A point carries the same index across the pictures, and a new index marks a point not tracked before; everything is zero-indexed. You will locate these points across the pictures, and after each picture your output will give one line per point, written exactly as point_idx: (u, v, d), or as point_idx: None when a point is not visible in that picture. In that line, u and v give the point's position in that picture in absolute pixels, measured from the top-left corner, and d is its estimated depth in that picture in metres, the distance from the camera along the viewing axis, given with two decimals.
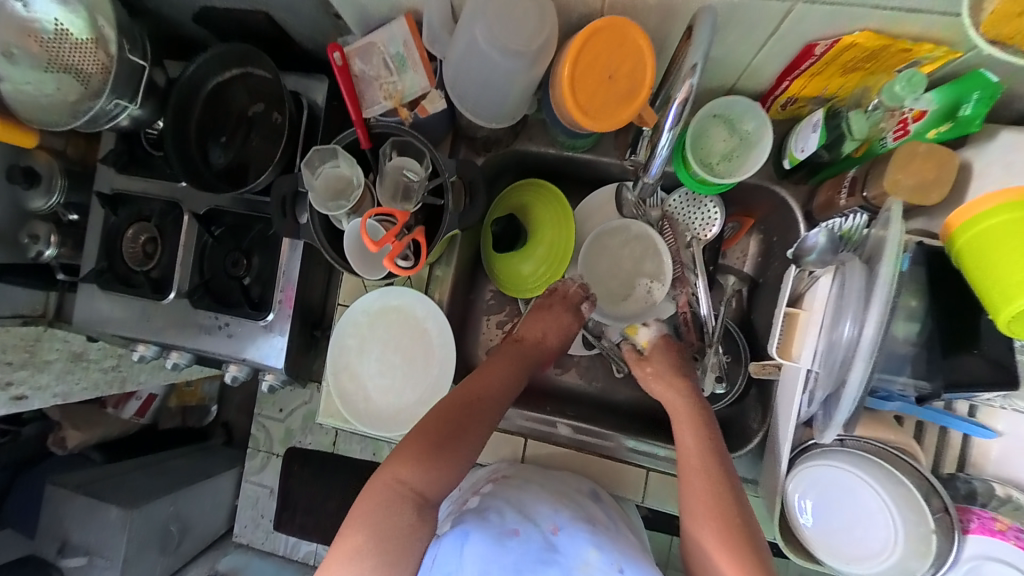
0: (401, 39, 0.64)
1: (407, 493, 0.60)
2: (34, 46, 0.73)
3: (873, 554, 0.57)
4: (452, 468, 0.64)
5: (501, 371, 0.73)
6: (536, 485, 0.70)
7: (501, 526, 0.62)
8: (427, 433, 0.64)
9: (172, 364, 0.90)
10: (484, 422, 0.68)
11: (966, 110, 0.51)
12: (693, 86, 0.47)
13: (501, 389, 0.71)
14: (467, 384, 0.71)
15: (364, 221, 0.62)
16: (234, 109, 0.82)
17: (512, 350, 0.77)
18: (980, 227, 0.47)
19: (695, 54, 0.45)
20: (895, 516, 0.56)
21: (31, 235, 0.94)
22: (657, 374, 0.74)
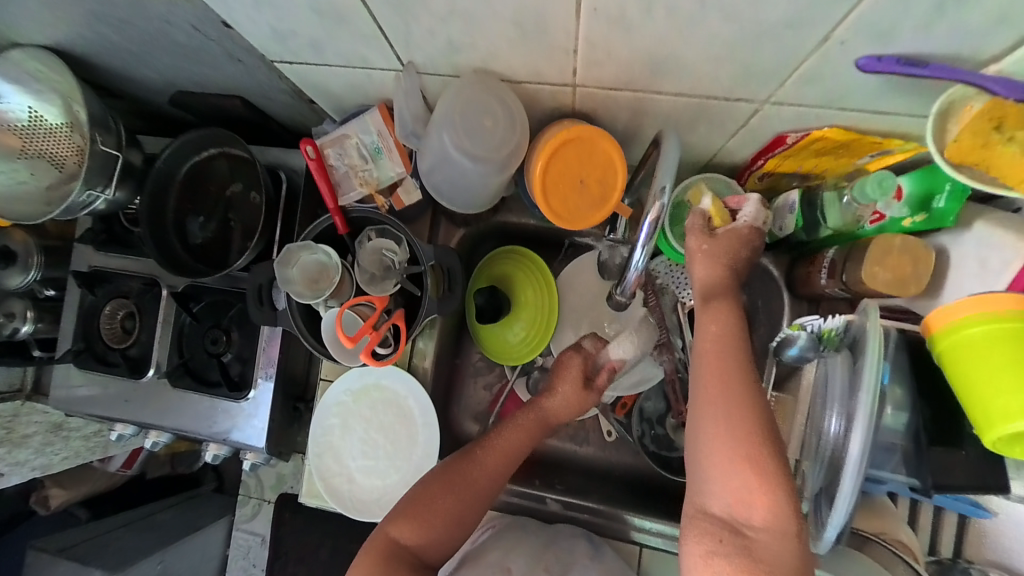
0: (375, 129, 0.64)
1: (405, 552, 0.63)
2: (8, 136, 0.73)
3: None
4: (451, 534, 0.65)
5: (513, 439, 0.70)
6: (532, 533, 0.73)
7: (495, 565, 0.67)
8: (430, 497, 0.65)
9: (152, 443, 0.89)
10: (487, 493, 0.68)
11: (940, 202, 0.50)
12: (663, 207, 0.46)
13: (506, 460, 0.69)
14: (475, 450, 0.69)
15: (339, 315, 0.61)
16: (212, 189, 0.80)
17: (528, 414, 0.72)
18: (959, 337, 0.44)
19: (665, 177, 0.46)
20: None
21: (6, 313, 0.93)
22: (710, 256, 0.56)
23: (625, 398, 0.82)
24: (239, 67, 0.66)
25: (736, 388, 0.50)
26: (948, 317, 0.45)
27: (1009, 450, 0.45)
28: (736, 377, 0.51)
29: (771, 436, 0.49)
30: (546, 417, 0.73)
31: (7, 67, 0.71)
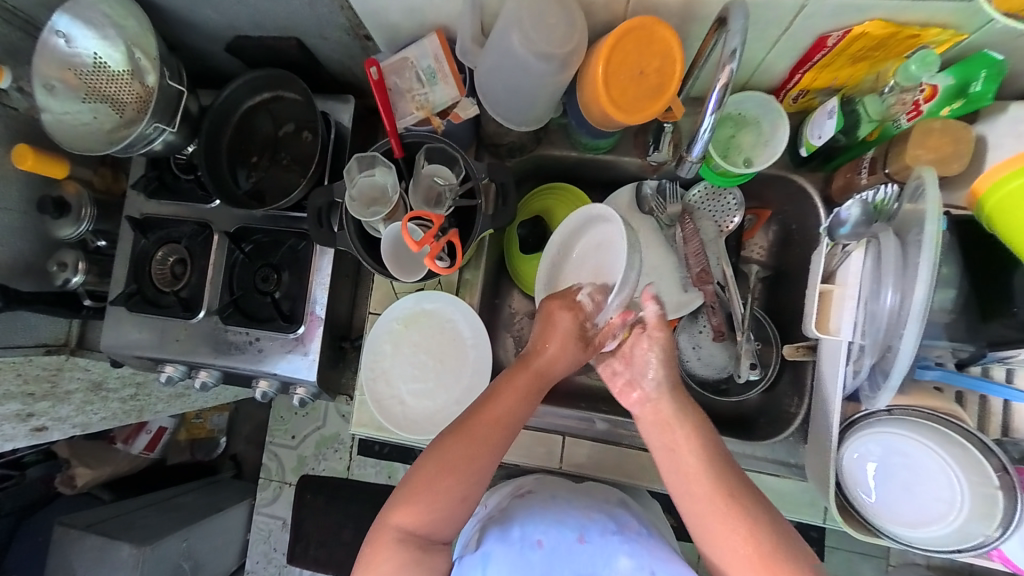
0: (432, 54, 0.68)
1: (412, 539, 0.58)
2: (73, 79, 0.77)
3: (939, 516, 0.58)
4: (457, 511, 0.60)
5: (507, 401, 0.63)
6: (563, 499, 0.67)
7: (525, 540, 0.61)
8: (426, 481, 0.59)
9: (200, 384, 0.91)
10: (486, 465, 0.60)
11: (975, 86, 0.55)
12: (732, 72, 0.50)
13: (502, 426, 0.62)
14: (466, 422, 0.62)
15: (405, 223, 0.64)
16: (264, 132, 0.85)
17: (522, 371, 0.66)
18: (1003, 190, 0.51)
19: (733, 39, 0.48)
20: (957, 475, 0.58)
21: (59, 263, 0.94)
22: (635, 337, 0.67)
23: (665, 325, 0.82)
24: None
25: (680, 421, 0.60)
26: (990, 178, 0.52)
27: None
28: (694, 424, 0.59)
29: (748, 490, 0.55)
30: (541, 370, 0.66)
31: (81, 12, 0.75)
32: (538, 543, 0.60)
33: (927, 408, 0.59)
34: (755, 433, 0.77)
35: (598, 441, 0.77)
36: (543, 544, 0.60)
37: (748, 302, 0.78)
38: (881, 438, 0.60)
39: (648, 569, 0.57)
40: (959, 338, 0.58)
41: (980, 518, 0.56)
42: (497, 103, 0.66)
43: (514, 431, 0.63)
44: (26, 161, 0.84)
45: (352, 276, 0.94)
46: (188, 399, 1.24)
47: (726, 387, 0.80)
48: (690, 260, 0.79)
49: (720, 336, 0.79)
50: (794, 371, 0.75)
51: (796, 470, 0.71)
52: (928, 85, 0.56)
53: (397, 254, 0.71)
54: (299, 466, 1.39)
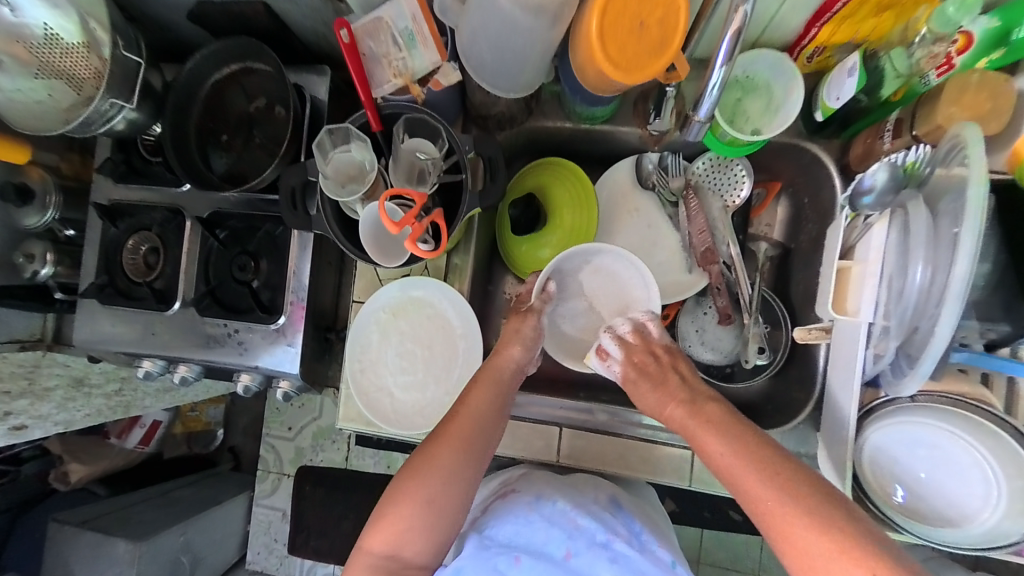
0: (409, 14, 0.62)
1: (384, 562, 0.54)
2: (23, 54, 0.68)
3: (971, 513, 0.54)
4: (430, 524, 0.55)
5: (472, 402, 0.60)
6: (548, 500, 0.63)
7: (507, 552, 0.58)
8: (395, 497, 0.56)
9: (180, 379, 0.86)
10: (457, 473, 0.56)
11: (1019, 33, 0.49)
12: (746, 15, 0.44)
13: (471, 425, 0.58)
14: (436, 431, 0.59)
15: (381, 203, 0.59)
16: (235, 109, 0.79)
17: (485, 372, 0.63)
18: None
19: None
20: (992, 469, 0.53)
21: (26, 255, 0.89)
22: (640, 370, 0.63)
23: (666, 309, 0.78)
24: None
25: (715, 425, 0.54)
26: None
27: None
28: (725, 421, 0.53)
29: (801, 475, 0.47)
30: (501, 372, 0.63)
31: None
32: (517, 559, 0.57)
33: (954, 394, 0.55)
34: (762, 421, 0.73)
35: (598, 433, 0.73)
36: (521, 561, 0.57)
37: (757, 283, 0.73)
38: (899, 428, 0.56)
39: None
40: (991, 318, 0.53)
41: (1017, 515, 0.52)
42: (481, 68, 0.59)
43: (488, 437, 0.59)
44: None
45: (336, 263, 0.88)
46: (176, 393, 1.21)
47: (731, 372, 0.76)
48: (695, 240, 0.74)
49: (728, 319, 0.74)
50: (805, 354, 0.70)
51: (807, 459, 0.67)
52: (962, 33, 0.50)
53: (378, 238, 0.65)
54: (297, 458, 1.36)
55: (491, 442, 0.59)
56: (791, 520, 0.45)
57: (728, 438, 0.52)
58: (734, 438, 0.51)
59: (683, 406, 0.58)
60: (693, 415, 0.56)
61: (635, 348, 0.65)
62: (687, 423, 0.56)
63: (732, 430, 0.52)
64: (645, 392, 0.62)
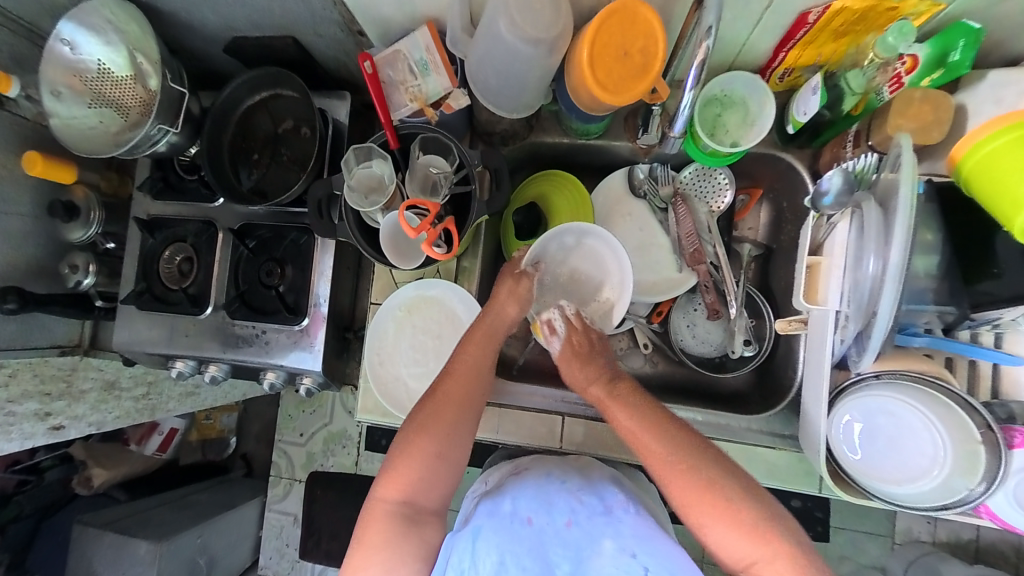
0: (424, 45, 0.71)
1: (401, 509, 0.60)
2: (79, 85, 0.79)
3: (923, 472, 0.60)
4: (437, 473, 0.62)
5: (467, 358, 0.67)
6: (556, 479, 0.68)
7: (517, 515, 0.62)
8: (404, 452, 0.62)
9: (209, 378, 0.93)
10: (457, 425, 0.63)
11: (954, 56, 0.56)
12: (709, 48, 0.51)
13: (469, 382, 0.66)
14: (435, 390, 0.65)
15: (400, 212, 0.67)
16: (265, 130, 0.88)
17: (478, 329, 0.70)
18: (982, 153, 0.52)
19: (709, 16, 0.49)
20: (941, 432, 0.59)
21: (70, 265, 0.97)
22: (572, 351, 0.70)
23: (660, 305, 0.84)
24: None
25: (634, 407, 0.60)
26: (969, 142, 0.53)
27: None
28: (634, 398, 0.62)
29: (713, 455, 0.55)
30: (494, 328, 0.70)
31: (83, 17, 0.76)
32: (527, 520, 0.61)
33: (915, 371, 0.61)
34: (749, 407, 0.79)
35: (596, 419, 0.79)
36: (532, 523, 0.61)
37: (740, 279, 0.79)
38: (865, 400, 0.62)
39: (629, 552, 0.55)
40: (945, 303, 0.60)
41: (964, 473, 0.58)
42: (488, 90, 0.68)
43: (482, 395, 0.66)
44: (36, 167, 0.86)
45: (354, 268, 0.96)
46: (198, 398, 1.26)
47: (722, 362, 0.82)
48: (684, 242, 0.81)
49: (716, 314, 0.81)
50: (787, 345, 0.77)
51: (792, 441, 0.72)
52: (909, 56, 0.57)
53: (396, 241, 0.73)
54: (308, 463, 1.42)
55: (484, 393, 0.67)
56: (666, 467, 0.55)
57: (629, 410, 0.60)
58: (639, 411, 0.60)
59: (601, 385, 0.65)
60: (608, 394, 0.63)
61: (570, 330, 0.72)
62: (601, 396, 0.64)
63: (634, 403, 0.61)
64: (575, 367, 0.68)
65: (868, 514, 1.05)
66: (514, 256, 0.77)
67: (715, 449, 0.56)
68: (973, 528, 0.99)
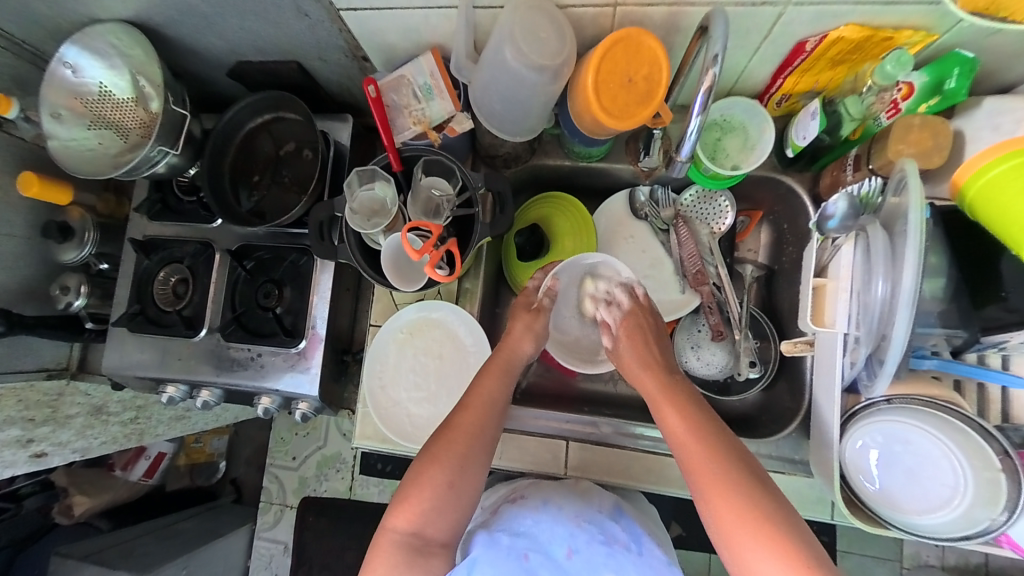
0: (428, 71, 0.72)
1: (408, 540, 0.57)
2: (79, 107, 0.79)
3: (942, 502, 0.59)
4: (448, 503, 0.58)
5: (486, 386, 0.65)
6: (555, 507, 0.65)
7: (513, 548, 0.60)
8: (416, 479, 0.59)
9: (201, 404, 0.90)
10: (475, 458, 0.61)
11: (950, 83, 0.58)
12: (715, 75, 0.51)
13: (482, 412, 0.63)
14: (451, 417, 0.63)
15: (403, 234, 0.66)
16: (265, 152, 0.87)
17: (495, 358, 0.69)
18: (985, 178, 0.52)
19: (715, 45, 0.50)
20: (960, 460, 0.58)
21: (62, 287, 0.94)
22: (636, 343, 0.69)
23: (663, 327, 0.83)
24: (305, 23, 0.71)
25: (683, 408, 0.59)
26: (970, 168, 0.53)
27: None
28: (686, 400, 0.60)
29: (739, 456, 0.54)
30: (510, 358, 0.69)
31: (88, 42, 0.77)
32: (524, 555, 0.59)
33: (929, 396, 0.60)
34: (757, 431, 0.77)
35: (601, 445, 0.77)
36: (529, 558, 0.59)
37: (745, 301, 0.79)
38: (881, 426, 0.61)
39: None
40: (952, 326, 0.60)
41: (985, 503, 0.57)
42: (492, 115, 0.68)
43: (495, 427, 0.63)
44: (31, 188, 0.85)
45: (353, 289, 0.94)
46: (188, 422, 1.22)
47: (727, 384, 0.81)
48: (686, 263, 0.81)
49: (719, 335, 0.80)
50: (792, 367, 0.76)
51: (802, 467, 0.71)
52: (905, 83, 0.59)
53: (398, 263, 0.72)
54: (301, 488, 1.38)
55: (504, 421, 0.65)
56: (710, 474, 0.53)
57: (683, 412, 0.59)
58: (692, 414, 0.58)
59: (654, 376, 0.65)
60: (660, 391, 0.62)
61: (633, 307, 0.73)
62: (654, 393, 0.63)
63: (688, 407, 0.59)
64: (641, 351, 0.68)
65: (875, 538, 1.04)
66: (528, 286, 0.77)
67: (757, 464, 0.54)
68: (981, 552, 0.97)
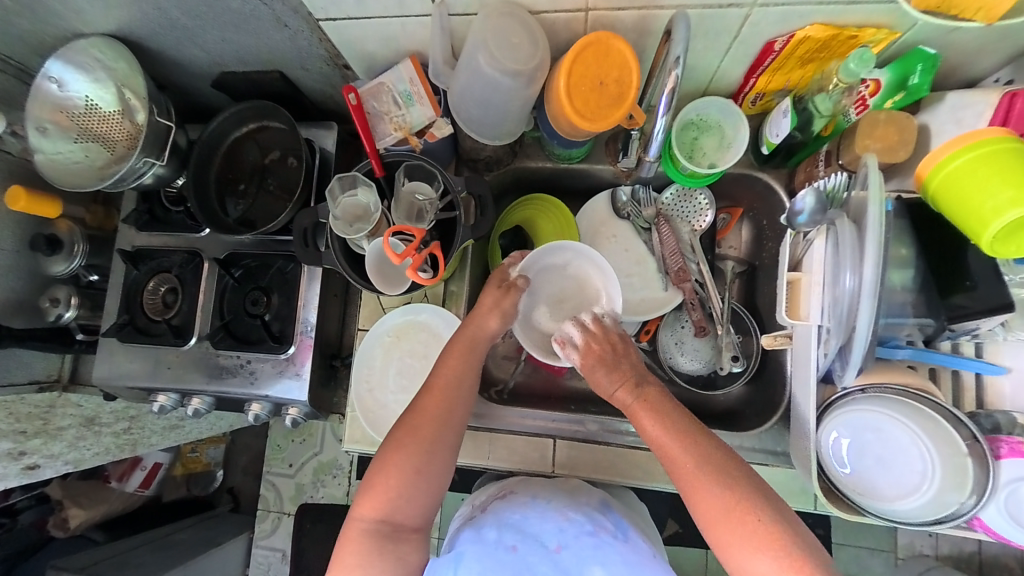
0: (407, 78, 0.73)
1: (377, 527, 0.58)
2: (65, 121, 0.80)
3: (913, 487, 0.60)
4: (415, 489, 0.59)
5: (450, 368, 0.65)
6: (544, 501, 0.67)
7: (501, 542, 0.61)
8: (382, 467, 0.60)
9: (192, 412, 0.90)
10: (440, 442, 0.61)
11: (914, 79, 0.59)
12: (677, 78, 0.53)
13: (448, 395, 0.64)
14: (417, 403, 0.64)
15: (384, 238, 0.67)
16: (251, 161, 0.89)
17: (460, 340, 0.69)
18: (947, 170, 0.54)
19: (677, 48, 0.52)
20: (929, 447, 0.59)
21: (51, 299, 0.95)
22: (603, 362, 0.65)
23: (648, 324, 0.84)
24: (286, 34, 0.72)
25: (666, 418, 0.58)
26: (933, 161, 0.55)
27: (1004, 251, 0.52)
28: (665, 408, 0.59)
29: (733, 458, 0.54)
30: (476, 339, 0.69)
31: (72, 56, 0.78)
32: (512, 547, 0.59)
33: (901, 385, 0.61)
34: (741, 425, 0.78)
35: (587, 442, 0.78)
36: (518, 549, 0.59)
37: (725, 296, 0.81)
38: (854, 415, 0.62)
39: None
40: (924, 315, 0.61)
41: (955, 488, 0.58)
42: (470, 120, 0.69)
43: (463, 412, 0.64)
44: (20, 202, 0.85)
45: (341, 294, 0.95)
46: (182, 431, 1.22)
47: (712, 379, 0.82)
48: (669, 260, 0.82)
49: (703, 331, 0.81)
50: (774, 361, 0.77)
51: (785, 458, 0.72)
52: (872, 80, 0.60)
53: (382, 268, 0.73)
54: (296, 496, 1.38)
55: (470, 401, 0.65)
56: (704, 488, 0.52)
57: (660, 419, 0.58)
58: (675, 421, 0.57)
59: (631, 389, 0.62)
60: (637, 401, 0.60)
61: (587, 339, 0.67)
62: (629, 403, 0.61)
63: (669, 415, 0.58)
64: (600, 375, 0.64)
65: (867, 529, 1.05)
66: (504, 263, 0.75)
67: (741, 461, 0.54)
68: (974, 540, 0.98)
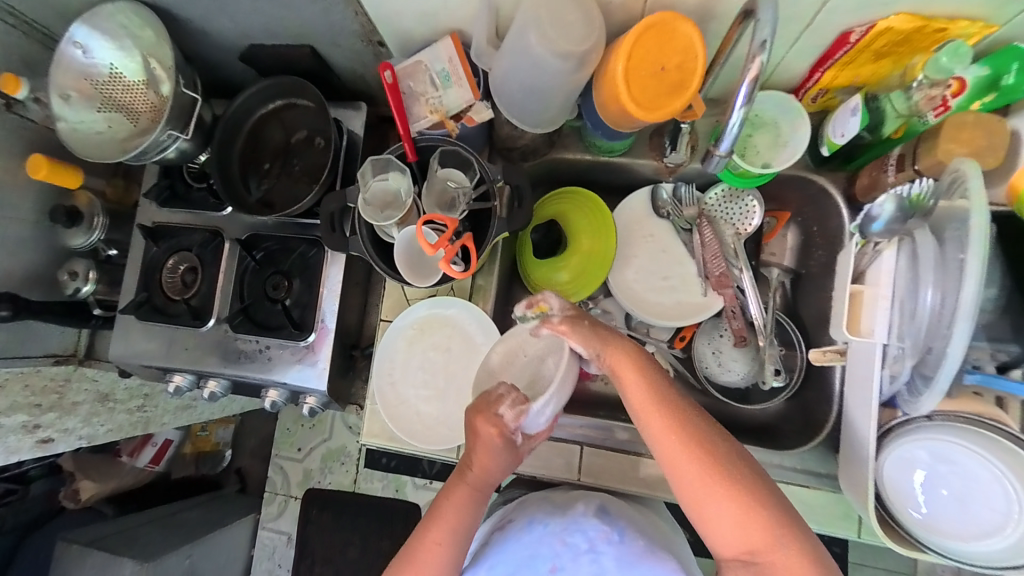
0: (446, 57, 0.69)
1: None
2: (89, 89, 0.77)
3: (993, 529, 0.55)
4: None
5: (450, 520, 0.57)
6: (539, 524, 0.64)
7: None
8: None
9: (208, 395, 0.88)
10: None
11: (1008, 78, 0.54)
12: (762, 64, 0.47)
13: (445, 552, 0.56)
14: (406, 554, 0.57)
15: (418, 227, 0.63)
16: (276, 139, 0.85)
17: (463, 486, 0.59)
18: None
19: (762, 31, 0.47)
20: (1013, 485, 0.55)
21: (70, 273, 0.92)
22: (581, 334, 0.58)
23: (683, 330, 0.81)
24: (320, 6, 0.68)
25: (647, 383, 0.54)
26: None
27: None
28: (652, 373, 0.55)
29: (710, 421, 0.50)
30: (479, 484, 0.60)
31: (99, 22, 0.75)
32: None
33: (970, 412, 0.57)
34: (779, 441, 0.74)
35: (613, 450, 0.74)
36: None
37: (770, 305, 0.76)
38: (924, 445, 0.58)
39: None
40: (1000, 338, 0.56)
41: None
42: (513, 105, 0.65)
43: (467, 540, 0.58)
44: (40, 171, 0.83)
45: (363, 283, 0.92)
46: (194, 411, 1.22)
47: (747, 392, 0.79)
48: (709, 264, 0.78)
49: (743, 340, 0.77)
50: (818, 376, 0.73)
51: (829, 481, 0.68)
52: (956, 79, 0.54)
53: (412, 259, 0.69)
54: (304, 480, 1.37)
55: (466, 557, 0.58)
56: (683, 455, 0.49)
57: (642, 381, 0.54)
58: (656, 389, 0.53)
59: (619, 353, 0.56)
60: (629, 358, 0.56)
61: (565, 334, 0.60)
62: (620, 369, 0.56)
63: (653, 380, 0.54)
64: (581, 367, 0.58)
65: (892, 552, 1.01)
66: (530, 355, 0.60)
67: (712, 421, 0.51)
68: None
